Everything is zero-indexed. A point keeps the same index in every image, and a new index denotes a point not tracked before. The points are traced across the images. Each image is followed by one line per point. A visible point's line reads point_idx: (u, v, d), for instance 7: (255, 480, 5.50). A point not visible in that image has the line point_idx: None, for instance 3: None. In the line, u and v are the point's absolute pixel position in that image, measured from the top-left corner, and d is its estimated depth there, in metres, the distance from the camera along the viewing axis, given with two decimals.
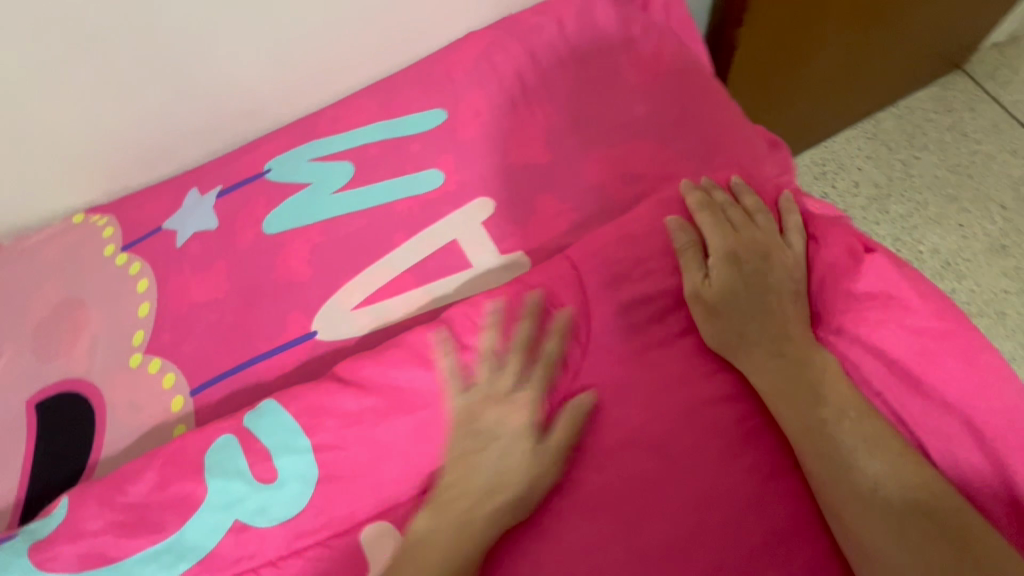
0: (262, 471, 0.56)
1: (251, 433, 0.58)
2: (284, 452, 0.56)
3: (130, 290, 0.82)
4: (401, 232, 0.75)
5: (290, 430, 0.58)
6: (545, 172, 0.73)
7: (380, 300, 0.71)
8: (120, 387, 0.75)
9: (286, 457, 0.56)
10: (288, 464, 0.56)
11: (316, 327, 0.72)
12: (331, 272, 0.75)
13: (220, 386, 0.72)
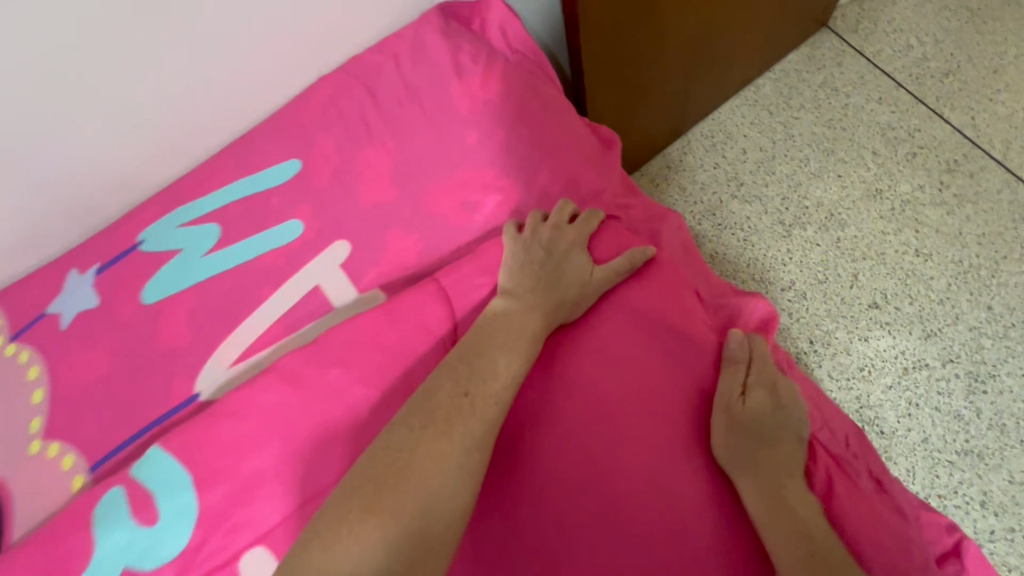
0: (152, 512, 0.64)
1: (140, 481, 0.66)
2: (168, 490, 0.64)
3: (22, 379, 0.85)
4: (268, 284, 0.79)
5: (172, 473, 0.65)
6: (392, 208, 0.78)
7: (255, 354, 0.75)
8: (23, 475, 0.78)
9: (171, 495, 0.64)
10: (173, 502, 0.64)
11: (199, 389, 0.75)
12: (208, 333, 0.79)
13: (117, 460, 0.75)
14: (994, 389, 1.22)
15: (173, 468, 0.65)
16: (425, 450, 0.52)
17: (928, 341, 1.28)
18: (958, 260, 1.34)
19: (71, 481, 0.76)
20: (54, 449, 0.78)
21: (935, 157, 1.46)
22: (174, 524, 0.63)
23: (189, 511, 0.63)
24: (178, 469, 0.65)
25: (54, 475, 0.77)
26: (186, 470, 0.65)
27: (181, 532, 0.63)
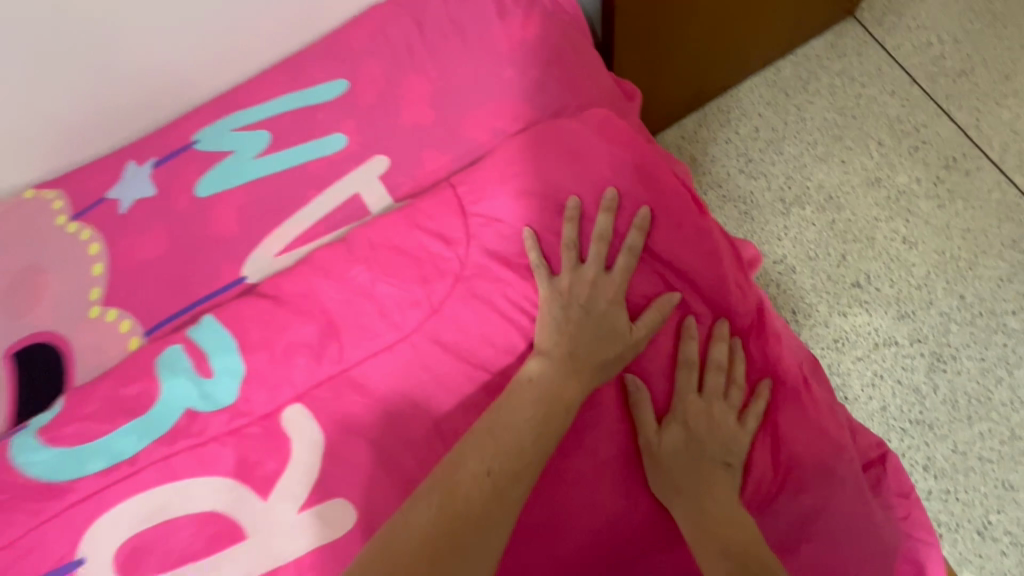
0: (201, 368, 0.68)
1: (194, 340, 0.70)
2: (218, 351, 0.69)
3: (83, 253, 0.94)
4: (312, 188, 0.87)
5: (223, 335, 0.70)
6: (430, 130, 0.86)
7: (298, 247, 0.85)
8: (85, 334, 0.89)
9: (220, 355, 0.68)
10: (219, 361, 0.68)
11: (245, 273, 0.85)
12: (256, 225, 0.88)
13: (170, 327, 0.85)
14: (954, 368, 1.33)
15: (220, 329, 0.70)
16: (519, 391, 0.65)
17: (901, 321, 1.38)
18: (941, 251, 1.44)
19: (128, 343, 0.86)
20: (113, 316, 0.89)
21: (935, 152, 1.53)
22: (221, 382, 0.67)
23: (235, 370, 0.67)
24: (224, 329, 0.70)
25: (113, 337, 0.88)
26: (233, 334, 0.69)
27: (225, 390, 0.67)
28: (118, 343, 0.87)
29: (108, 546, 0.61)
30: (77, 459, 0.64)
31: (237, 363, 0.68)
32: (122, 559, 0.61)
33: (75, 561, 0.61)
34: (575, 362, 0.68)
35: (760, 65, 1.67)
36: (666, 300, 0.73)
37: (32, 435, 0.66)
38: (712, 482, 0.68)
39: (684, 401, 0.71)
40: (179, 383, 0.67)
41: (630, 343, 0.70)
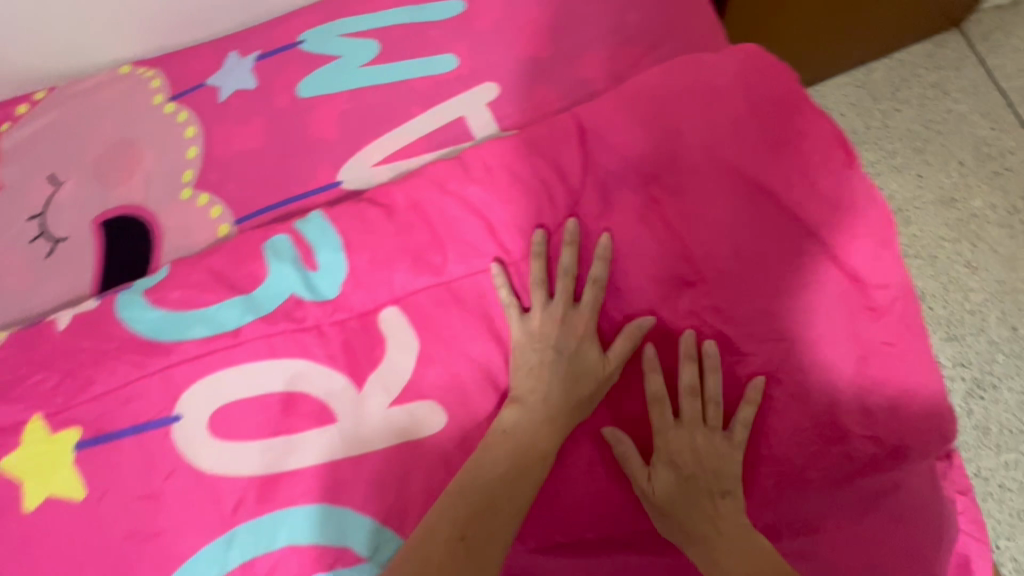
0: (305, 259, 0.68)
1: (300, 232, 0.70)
2: (323, 247, 0.68)
3: (179, 135, 0.95)
4: (417, 105, 0.87)
5: (328, 233, 0.69)
6: (544, 65, 0.85)
7: (396, 161, 0.85)
8: (174, 213, 0.91)
9: (325, 252, 0.68)
10: (323, 257, 0.68)
11: (341, 178, 0.86)
12: (357, 134, 0.88)
13: (261, 219, 0.87)
14: (993, 397, 1.34)
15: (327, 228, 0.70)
16: (492, 442, 0.63)
17: (947, 342, 1.38)
18: (1003, 281, 1.42)
19: (217, 228, 0.88)
20: (204, 201, 0.90)
21: (1016, 182, 1.49)
22: (323, 277, 0.68)
23: (338, 268, 0.68)
24: (332, 229, 0.70)
25: (202, 220, 0.89)
26: (339, 234, 0.69)
27: (326, 286, 0.67)
28: (209, 227, 0.89)
29: (204, 409, 0.63)
30: (180, 324, 0.65)
31: (342, 265, 0.68)
32: (218, 423, 0.63)
33: (172, 417, 0.63)
34: (545, 407, 0.65)
35: (854, 63, 1.62)
36: (636, 326, 0.67)
37: (138, 295, 0.67)
38: (714, 516, 0.63)
39: (666, 440, 0.65)
40: (284, 270, 0.67)
41: (603, 377, 0.66)
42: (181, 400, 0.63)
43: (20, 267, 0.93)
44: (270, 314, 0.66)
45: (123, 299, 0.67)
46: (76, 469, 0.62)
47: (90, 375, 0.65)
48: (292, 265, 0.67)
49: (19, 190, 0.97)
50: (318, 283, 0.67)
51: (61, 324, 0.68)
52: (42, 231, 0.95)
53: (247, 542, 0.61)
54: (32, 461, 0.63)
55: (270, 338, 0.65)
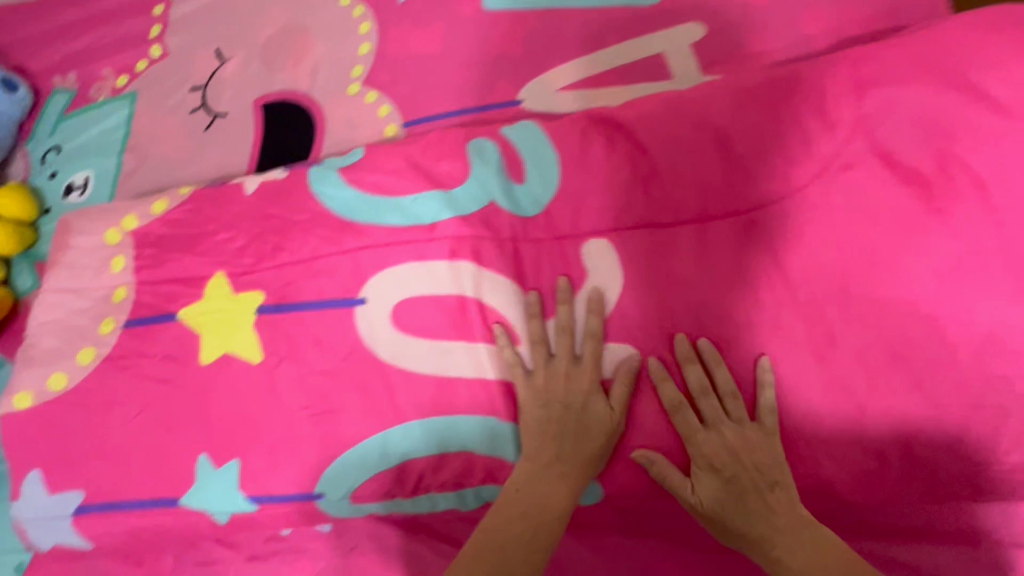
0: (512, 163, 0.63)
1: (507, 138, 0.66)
2: (533, 151, 0.63)
3: (353, 29, 0.93)
4: (612, 35, 0.82)
5: (541, 145, 0.63)
6: (763, 11, 0.78)
7: (584, 89, 0.81)
8: (340, 107, 0.89)
9: (536, 155, 0.63)
10: (533, 161, 0.63)
11: (521, 97, 0.82)
12: (544, 56, 0.84)
13: (431, 126, 0.84)
14: None
15: (541, 139, 0.64)
16: (504, 507, 0.54)
17: None
18: None
19: (384, 129, 0.86)
20: (373, 99, 0.88)
21: None
22: (532, 183, 0.62)
23: (550, 173, 0.62)
24: (546, 141, 0.64)
25: (369, 118, 0.87)
26: (554, 146, 0.63)
27: (535, 192, 0.62)
28: (376, 125, 0.86)
29: (388, 299, 0.61)
30: (376, 208, 0.63)
31: (552, 182, 0.62)
32: (399, 316, 0.61)
33: (357, 299, 0.61)
34: (540, 460, 0.55)
35: None
36: (624, 362, 0.57)
37: (333, 172, 0.65)
38: (766, 511, 0.52)
39: (696, 447, 0.54)
40: (487, 173, 0.63)
41: (611, 433, 0.56)
42: (365, 285, 0.61)
43: (179, 136, 0.93)
44: (468, 215, 0.62)
45: (316, 173, 0.66)
46: (254, 330, 0.62)
47: (278, 244, 0.63)
48: (500, 170, 0.63)
49: (186, 59, 0.97)
50: (521, 196, 0.62)
51: (249, 189, 0.67)
52: (203, 104, 0.95)
53: (413, 441, 0.59)
54: (212, 313, 0.63)
55: (462, 240, 0.62)
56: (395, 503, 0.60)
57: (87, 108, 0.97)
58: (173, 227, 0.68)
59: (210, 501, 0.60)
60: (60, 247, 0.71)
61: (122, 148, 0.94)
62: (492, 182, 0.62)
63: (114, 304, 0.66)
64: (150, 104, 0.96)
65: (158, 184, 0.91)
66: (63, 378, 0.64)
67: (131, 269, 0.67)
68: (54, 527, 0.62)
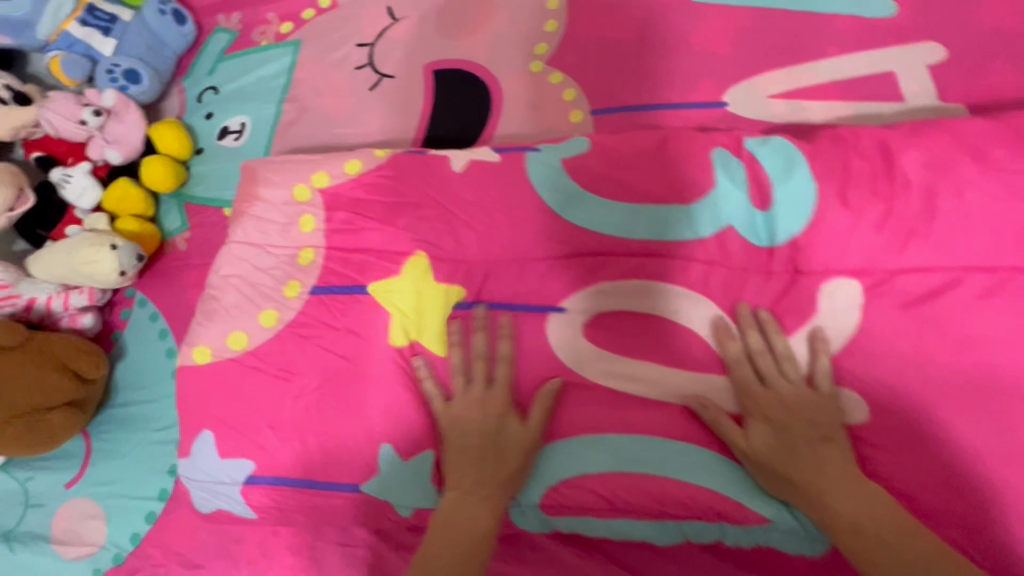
0: (757, 189, 0.60)
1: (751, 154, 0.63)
2: (783, 177, 0.60)
3: (539, 3, 0.87)
4: (835, 45, 0.76)
5: (792, 167, 0.60)
6: (1013, 41, 0.72)
7: (798, 99, 0.75)
8: (520, 84, 0.84)
9: (786, 182, 0.59)
10: (784, 186, 0.59)
11: (727, 99, 0.76)
12: (754, 58, 0.78)
13: (622, 117, 0.79)
14: None
15: (793, 162, 0.60)
16: (442, 532, 0.51)
17: None
18: None
19: (569, 114, 0.81)
20: (558, 80, 0.83)
21: None
22: (780, 208, 0.59)
23: (804, 200, 0.58)
24: (799, 165, 0.60)
25: (552, 100, 0.82)
26: (808, 171, 0.59)
27: (783, 221, 0.58)
28: (560, 109, 0.81)
29: (590, 309, 0.61)
30: (602, 218, 0.62)
31: (805, 211, 0.58)
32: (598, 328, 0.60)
33: (556, 307, 0.61)
34: (461, 487, 0.54)
35: None
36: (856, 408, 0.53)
37: (553, 164, 0.65)
38: (813, 456, 0.50)
39: (751, 398, 0.54)
40: (725, 193, 0.61)
41: (526, 448, 0.56)
42: (575, 292, 0.61)
43: (342, 92, 0.89)
44: (703, 238, 0.60)
45: (534, 162, 0.65)
46: (447, 324, 0.61)
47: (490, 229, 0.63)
48: (741, 190, 0.60)
49: (355, 14, 0.92)
50: (761, 224, 0.59)
51: (457, 166, 0.66)
52: (370, 62, 0.90)
53: (613, 458, 0.55)
54: (405, 299, 0.62)
55: (689, 261, 0.60)
56: (588, 522, 0.56)
57: (249, 51, 0.93)
58: (374, 192, 0.66)
59: (402, 492, 0.58)
60: (243, 198, 0.71)
61: (281, 98, 0.90)
62: (730, 203, 0.60)
63: (301, 267, 0.66)
64: (314, 56, 0.92)
65: (317, 140, 0.87)
66: (244, 337, 0.65)
67: (321, 230, 0.66)
68: (229, 495, 0.62)
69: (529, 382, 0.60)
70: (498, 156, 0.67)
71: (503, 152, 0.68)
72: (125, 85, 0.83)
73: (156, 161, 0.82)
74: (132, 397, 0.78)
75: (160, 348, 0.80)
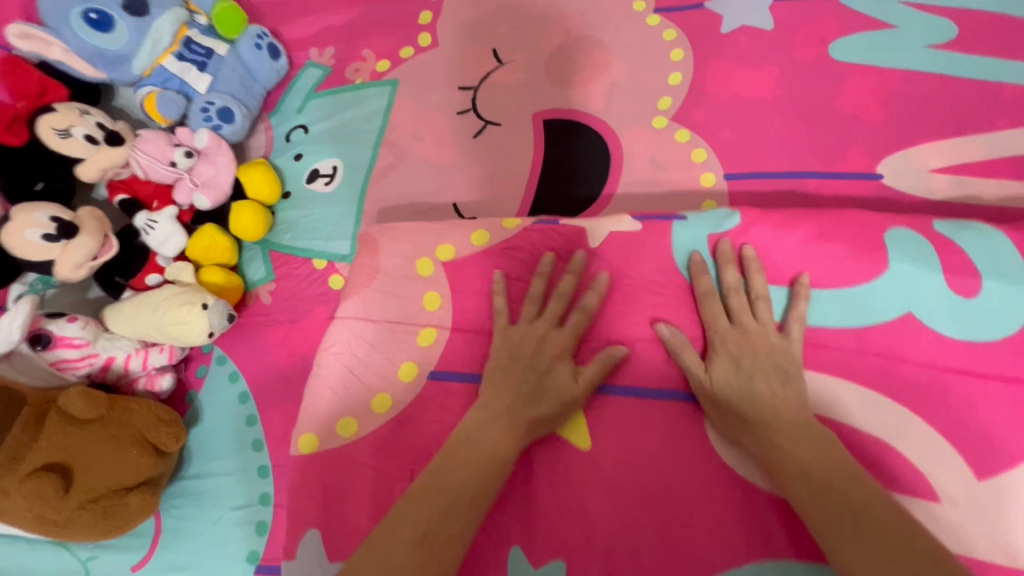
0: (962, 281, 0.54)
1: (945, 240, 0.56)
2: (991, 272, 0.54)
3: (662, 54, 0.81)
4: (1004, 117, 0.69)
5: (1004, 259, 0.54)
6: None
7: (966, 175, 0.67)
8: (642, 141, 0.77)
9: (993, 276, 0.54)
10: (992, 282, 0.54)
11: (883, 171, 0.69)
12: (910, 127, 0.71)
13: (760, 184, 0.72)
14: None
15: (1006, 252, 0.55)
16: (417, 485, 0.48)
17: None
18: None
19: (700, 177, 0.74)
20: (685, 137, 0.76)
21: None
22: (987, 305, 0.53)
23: (1015, 303, 0.53)
24: (1014, 255, 0.55)
25: (679, 160, 0.75)
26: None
27: (990, 320, 0.53)
28: (688, 170, 0.74)
29: None
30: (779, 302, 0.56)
31: (1021, 311, 0.52)
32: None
33: None
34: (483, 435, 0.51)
35: None
36: None
37: (704, 240, 0.60)
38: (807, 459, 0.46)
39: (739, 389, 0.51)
40: (924, 283, 0.54)
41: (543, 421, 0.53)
42: None
43: (443, 138, 0.83)
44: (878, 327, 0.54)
45: (683, 237, 0.60)
46: (584, 413, 0.57)
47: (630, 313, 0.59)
48: (943, 278, 0.54)
49: (458, 56, 0.87)
50: (970, 317, 0.53)
51: (594, 240, 0.63)
52: (473, 107, 0.84)
53: None
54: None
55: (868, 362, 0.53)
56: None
57: (342, 89, 0.87)
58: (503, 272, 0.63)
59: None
60: (359, 267, 0.67)
61: (376, 141, 0.84)
62: (931, 294, 0.54)
63: (421, 347, 0.63)
64: (411, 97, 0.86)
65: (416, 190, 0.80)
66: (353, 422, 0.61)
67: (446, 310, 0.63)
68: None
69: (684, 500, 0.53)
70: (640, 226, 0.63)
71: (643, 219, 0.63)
72: (218, 123, 0.77)
73: (249, 212, 0.76)
74: (207, 467, 0.71)
75: (238, 414, 0.72)
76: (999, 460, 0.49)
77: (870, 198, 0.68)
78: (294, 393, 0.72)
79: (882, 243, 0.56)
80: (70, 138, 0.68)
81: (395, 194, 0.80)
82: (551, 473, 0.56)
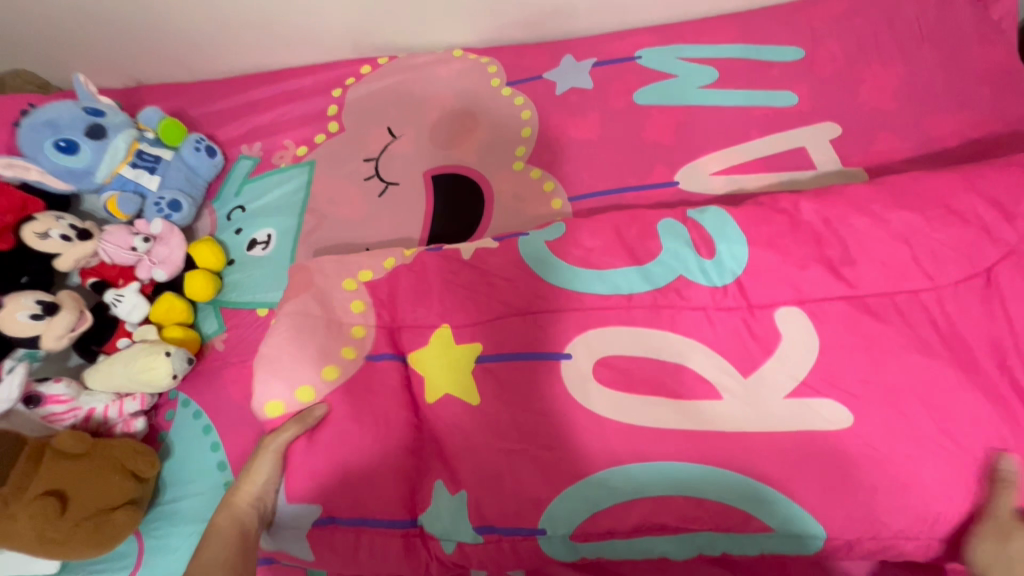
0: (705, 246, 0.75)
1: (694, 221, 0.78)
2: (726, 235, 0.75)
3: (515, 115, 1.06)
4: (756, 130, 0.95)
5: (726, 226, 0.76)
6: (890, 117, 0.91)
7: (735, 174, 0.92)
8: (507, 181, 1.00)
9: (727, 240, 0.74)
10: (725, 243, 0.74)
11: (679, 178, 0.93)
12: (695, 145, 0.96)
13: (594, 200, 0.95)
14: None
15: (724, 220, 0.76)
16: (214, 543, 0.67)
17: None
18: None
19: (551, 202, 0.97)
20: (538, 174, 0.99)
21: None
22: (724, 258, 0.73)
23: (739, 253, 0.73)
24: (729, 221, 0.76)
25: (536, 192, 0.98)
26: (739, 226, 0.75)
27: (728, 268, 0.73)
28: (542, 199, 0.97)
29: (596, 351, 0.72)
30: (598, 281, 0.76)
31: (745, 257, 0.72)
32: (606, 367, 0.71)
33: (564, 354, 0.73)
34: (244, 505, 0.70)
35: None
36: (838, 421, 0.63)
37: (542, 246, 0.81)
38: None
39: None
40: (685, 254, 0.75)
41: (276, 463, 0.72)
42: (580, 337, 0.73)
43: (355, 200, 1.04)
44: (663, 289, 0.74)
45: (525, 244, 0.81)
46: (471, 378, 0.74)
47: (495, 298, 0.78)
48: (688, 249, 0.75)
49: (361, 136, 1.10)
50: (714, 269, 0.73)
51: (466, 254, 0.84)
52: (376, 173, 1.06)
53: (632, 487, 0.66)
54: (433, 357, 0.76)
55: (659, 308, 0.73)
56: (617, 546, 0.67)
57: (271, 172, 1.08)
58: (399, 291, 0.83)
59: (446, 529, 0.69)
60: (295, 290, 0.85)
61: (302, 209, 1.04)
62: (683, 261, 0.75)
63: (354, 339, 0.80)
64: (327, 172, 1.08)
65: (337, 242, 1.00)
66: (310, 391, 0.76)
67: (370, 310, 0.82)
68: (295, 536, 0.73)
69: (545, 431, 0.70)
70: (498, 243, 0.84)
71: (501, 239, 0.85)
72: (168, 211, 0.96)
73: (200, 278, 0.94)
74: (180, 492, 0.84)
75: (204, 443, 0.87)
76: (756, 360, 0.68)
77: (672, 199, 0.92)
78: (249, 417, 0.87)
79: (654, 231, 0.79)
80: (49, 239, 0.86)
81: (320, 248, 1.00)
82: (449, 435, 0.73)
